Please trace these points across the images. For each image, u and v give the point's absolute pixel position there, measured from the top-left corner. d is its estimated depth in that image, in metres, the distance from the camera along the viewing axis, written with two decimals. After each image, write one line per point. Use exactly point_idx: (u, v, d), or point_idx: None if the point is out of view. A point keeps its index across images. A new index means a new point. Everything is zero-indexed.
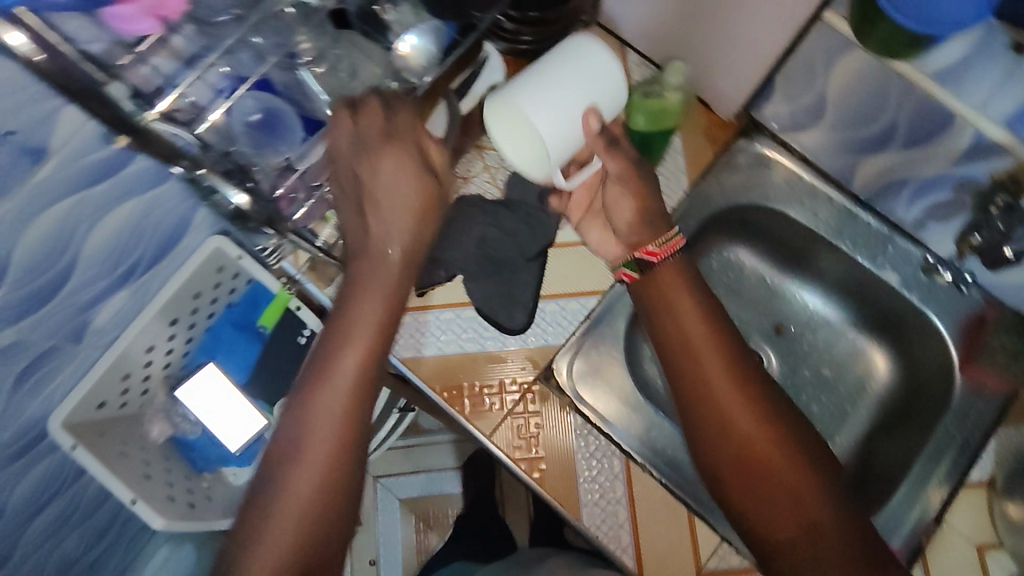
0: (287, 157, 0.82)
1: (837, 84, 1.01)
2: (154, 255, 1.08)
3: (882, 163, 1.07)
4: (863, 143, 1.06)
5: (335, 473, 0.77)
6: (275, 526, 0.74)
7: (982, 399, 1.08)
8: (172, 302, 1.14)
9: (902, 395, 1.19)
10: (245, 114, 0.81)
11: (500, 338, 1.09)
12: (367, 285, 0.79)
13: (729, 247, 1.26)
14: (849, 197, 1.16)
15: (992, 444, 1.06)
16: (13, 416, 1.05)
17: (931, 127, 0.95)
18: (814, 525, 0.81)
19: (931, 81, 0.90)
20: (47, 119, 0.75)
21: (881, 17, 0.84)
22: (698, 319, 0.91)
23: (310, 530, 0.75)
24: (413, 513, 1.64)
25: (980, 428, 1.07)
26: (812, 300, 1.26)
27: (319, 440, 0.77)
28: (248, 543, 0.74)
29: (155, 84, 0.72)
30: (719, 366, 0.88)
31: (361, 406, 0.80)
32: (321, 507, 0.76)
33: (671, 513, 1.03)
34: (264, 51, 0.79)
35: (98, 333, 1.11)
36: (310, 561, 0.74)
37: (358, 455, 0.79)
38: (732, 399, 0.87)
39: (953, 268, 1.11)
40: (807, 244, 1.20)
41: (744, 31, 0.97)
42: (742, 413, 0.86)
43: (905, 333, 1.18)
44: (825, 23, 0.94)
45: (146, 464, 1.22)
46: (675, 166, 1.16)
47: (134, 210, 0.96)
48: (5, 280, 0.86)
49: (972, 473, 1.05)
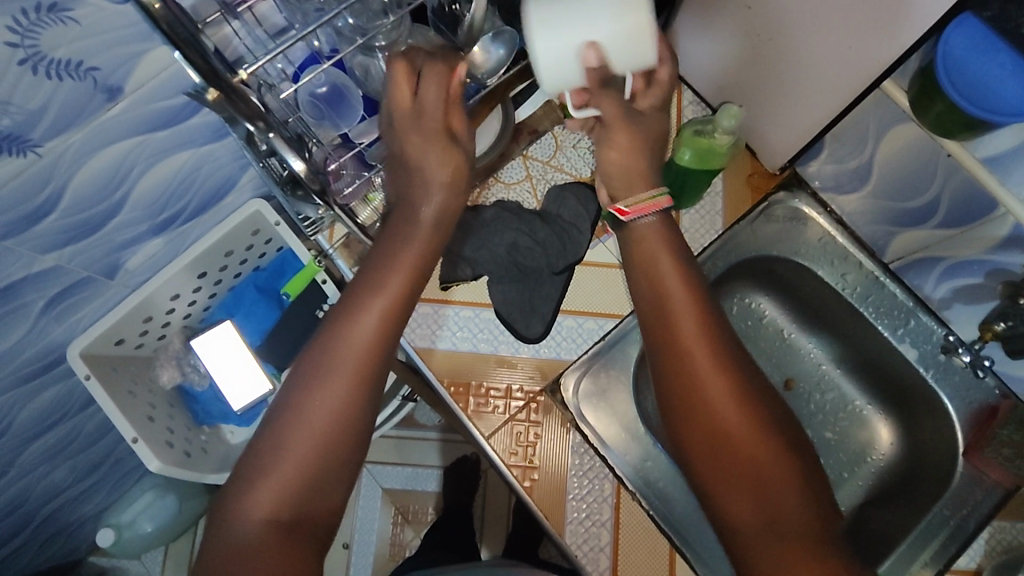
0: (345, 133, 0.88)
1: (887, 153, 1.02)
2: (197, 208, 1.11)
3: (919, 237, 1.08)
4: (904, 214, 1.07)
5: (337, 429, 0.75)
6: (272, 476, 0.72)
7: (982, 487, 1.07)
8: (205, 256, 1.17)
9: (902, 470, 1.18)
10: (313, 87, 0.86)
11: (515, 344, 1.10)
12: (398, 250, 0.80)
13: (751, 294, 1.28)
14: (879, 265, 1.17)
15: (986, 534, 1.05)
16: (36, 339, 1.08)
17: (973, 210, 0.95)
18: (796, 537, 0.72)
19: (980, 165, 0.91)
20: (128, 63, 0.79)
21: (938, 93, 0.85)
22: (686, 301, 0.82)
23: (307, 483, 0.73)
24: (394, 504, 1.65)
25: (976, 515, 1.06)
26: (824, 361, 1.27)
27: (327, 393, 0.75)
28: (239, 493, 0.71)
29: (236, 50, 0.79)
30: (705, 351, 0.79)
31: (369, 379, 0.77)
32: (317, 466, 0.73)
33: (652, 543, 1.03)
34: (343, 31, 0.82)
35: (129, 273, 1.14)
36: (298, 519, 0.72)
37: (362, 419, 0.77)
38: (716, 381, 0.78)
39: (972, 352, 1.08)
40: (829, 305, 1.21)
41: (804, 87, 0.99)
42: (725, 404, 0.77)
43: (914, 409, 1.18)
44: (882, 91, 0.95)
45: (151, 407, 1.25)
46: (711, 208, 1.18)
47: (187, 161, 0.99)
48: (58, 207, 0.89)
49: (960, 560, 1.04)
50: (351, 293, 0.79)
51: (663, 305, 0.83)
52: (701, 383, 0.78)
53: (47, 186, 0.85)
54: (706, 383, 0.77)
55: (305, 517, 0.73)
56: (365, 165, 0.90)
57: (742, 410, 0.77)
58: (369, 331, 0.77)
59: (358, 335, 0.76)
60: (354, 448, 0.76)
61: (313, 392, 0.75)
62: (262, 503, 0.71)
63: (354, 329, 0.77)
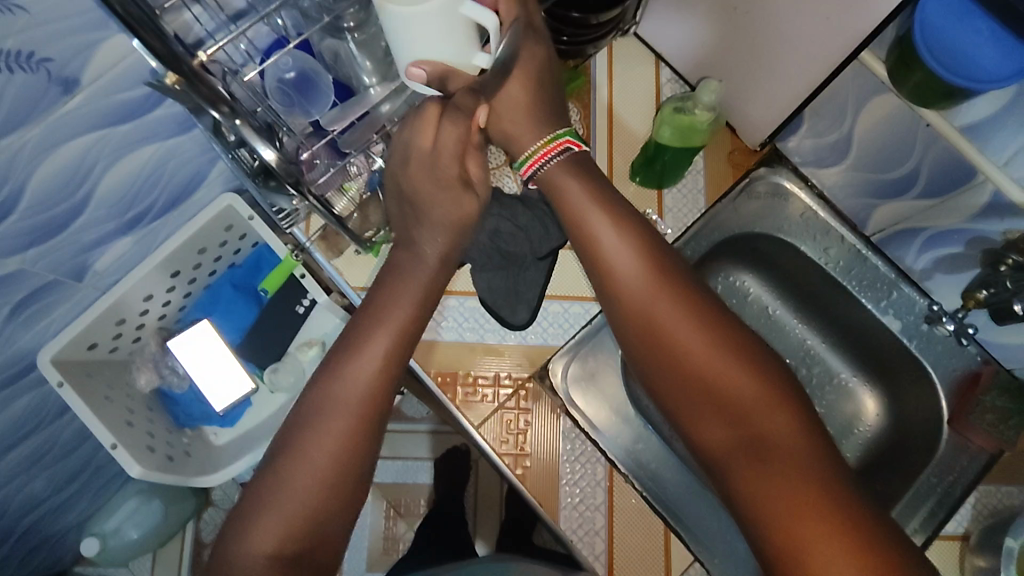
0: (316, 120, 0.84)
1: (866, 126, 1.02)
2: (167, 204, 1.07)
3: (900, 209, 1.08)
4: (885, 187, 1.07)
5: (342, 462, 0.73)
6: (276, 513, 0.70)
7: (968, 454, 1.09)
8: (177, 254, 1.14)
9: (889, 440, 1.19)
10: (280, 71, 0.83)
11: (501, 331, 1.09)
12: (400, 287, 0.82)
13: (735, 273, 1.27)
14: (861, 239, 1.17)
15: (973, 498, 1.07)
16: (4, 346, 1.04)
17: (953, 179, 0.95)
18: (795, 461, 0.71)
19: (959, 135, 0.91)
20: (84, 52, 0.75)
21: (917, 63, 0.84)
22: (619, 233, 0.82)
23: (311, 519, 0.71)
24: (385, 498, 1.64)
25: (962, 481, 1.08)
26: (810, 336, 1.27)
27: (330, 428, 0.74)
28: (243, 534, 0.70)
29: (196, 35, 0.75)
30: (642, 283, 0.79)
31: (375, 416, 0.77)
32: (319, 499, 0.71)
33: (647, 523, 1.04)
34: (308, 12, 0.79)
35: (99, 275, 1.10)
36: (301, 555, 0.70)
37: (369, 454, 0.76)
38: (663, 307, 0.78)
39: (956, 320, 1.10)
40: (812, 280, 1.21)
41: (783, 60, 0.98)
42: (680, 329, 0.77)
43: (899, 379, 1.19)
44: (861, 62, 0.94)
45: (129, 411, 1.21)
46: (693, 186, 1.17)
47: (153, 155, 0.95)
48: (18, 207, 0.85)
49: (948, 525, 1.06)
50: (349, 335, 0.80)
51: (609, 268, 0.81)
52: (665, 331, 0.78)
53: (5, 185, 0.81)
54: (655, 312, 0.78)
55: (310, 551, 0.71)
56: (338, 154, 0.86)
57: (714, 359, 0.76)
58: (368, 370, 0.77)
59: (358, 375, 0.77)
60: (362, 480, 0.75)
61: (314, 426, 0.74)
62: (268, 539, 0.69)
63: (353, 371, 0.77)
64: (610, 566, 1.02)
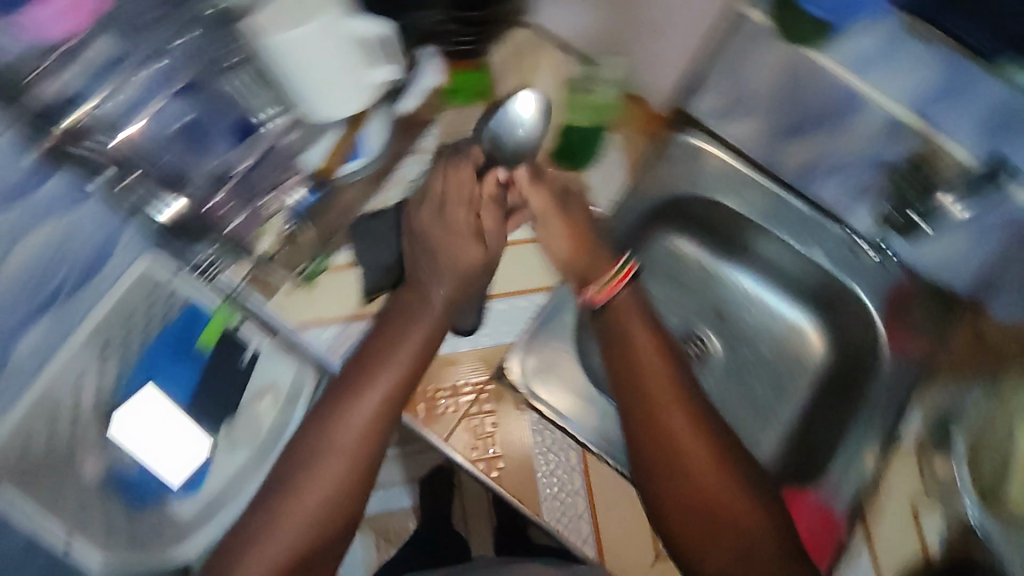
0: (219, 162, 0.90)
1: (762, 74, 1.04)
2: (77, 282, 1.01)
3: (810, 146, 1.12)
4: (785, 128, 1.11)
5: (338, 493, 0.84)
6: (280, 526, 0.82)
7: (907, 365, 1.15)
8: (102, 329, 1.08)
9: (838, 370, 1.25)
10: (175, 116, 0.86)
11: (452, 340, 1.08)
12: (401, 334, 0.93)
13: (668, 237, 1.31)
14: (780, 183, 1.22)
15: (918, 405, 1.13)
16: None
17: (844, 108, 0.99)
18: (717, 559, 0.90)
19: (840, 64, 0.94)
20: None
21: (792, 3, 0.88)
22: (644, 332, 0.96)
23: (337, 493, 0.84)
24: (374, 530, 1.51)
25: (904, 392, 1.14)
26: (749, 283, 1.31)
27: (333, 453, 0.85)
28: (251, 541, 0.82)
29: (66, 94, 0.78)
30: (657, 369, 0.94)
31: (373, 444, 0.87)
32: (320, 518, 0.84)
33: (626, 497, 1.05)
34: (182, 51, 0.83)
35: (16, 370, 1.02)
36: (305, 560, 0.83)
37: (365, 483, 0.86)
38: (666, 396, 0.92)
39: (875, 243, 1.16)
40: (738, 229, 1.26)
41: (666, 24, 1.00)
42: (678, 421, 0.91)
43: (838, 309, 1.24)
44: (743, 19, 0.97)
45: (83, 507, 1.12)
46: (612, 161, 1.21)
47: (53, 234, 0.92)
48: None
49: (903, 437, 1.12)
50: (386, 327, 0.95)
51: (625, 348, 0.95)
52: (664, 420, 0.91)
53: None
54: (659, 398, 0.92)
55: (307, 561, 0.83)
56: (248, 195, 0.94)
57: (711, 467, 0.91)
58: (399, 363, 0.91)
59: (401, 349, 0.92)
60: (357, 503, 0.86)
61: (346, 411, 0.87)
62: (273, 548, 0.82)
63: (380, 366, 0.90)
64: (598, 547, 1.04)
